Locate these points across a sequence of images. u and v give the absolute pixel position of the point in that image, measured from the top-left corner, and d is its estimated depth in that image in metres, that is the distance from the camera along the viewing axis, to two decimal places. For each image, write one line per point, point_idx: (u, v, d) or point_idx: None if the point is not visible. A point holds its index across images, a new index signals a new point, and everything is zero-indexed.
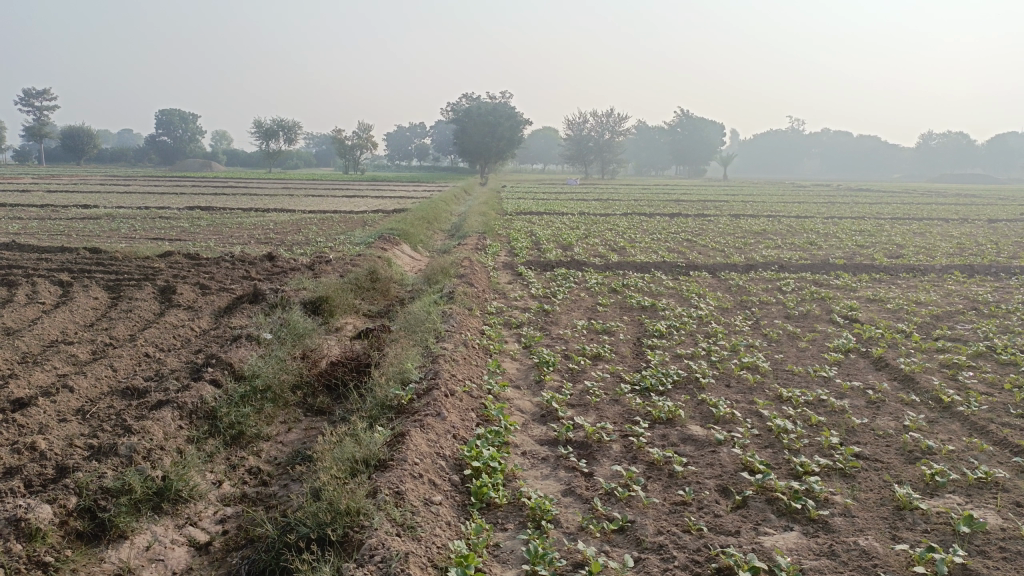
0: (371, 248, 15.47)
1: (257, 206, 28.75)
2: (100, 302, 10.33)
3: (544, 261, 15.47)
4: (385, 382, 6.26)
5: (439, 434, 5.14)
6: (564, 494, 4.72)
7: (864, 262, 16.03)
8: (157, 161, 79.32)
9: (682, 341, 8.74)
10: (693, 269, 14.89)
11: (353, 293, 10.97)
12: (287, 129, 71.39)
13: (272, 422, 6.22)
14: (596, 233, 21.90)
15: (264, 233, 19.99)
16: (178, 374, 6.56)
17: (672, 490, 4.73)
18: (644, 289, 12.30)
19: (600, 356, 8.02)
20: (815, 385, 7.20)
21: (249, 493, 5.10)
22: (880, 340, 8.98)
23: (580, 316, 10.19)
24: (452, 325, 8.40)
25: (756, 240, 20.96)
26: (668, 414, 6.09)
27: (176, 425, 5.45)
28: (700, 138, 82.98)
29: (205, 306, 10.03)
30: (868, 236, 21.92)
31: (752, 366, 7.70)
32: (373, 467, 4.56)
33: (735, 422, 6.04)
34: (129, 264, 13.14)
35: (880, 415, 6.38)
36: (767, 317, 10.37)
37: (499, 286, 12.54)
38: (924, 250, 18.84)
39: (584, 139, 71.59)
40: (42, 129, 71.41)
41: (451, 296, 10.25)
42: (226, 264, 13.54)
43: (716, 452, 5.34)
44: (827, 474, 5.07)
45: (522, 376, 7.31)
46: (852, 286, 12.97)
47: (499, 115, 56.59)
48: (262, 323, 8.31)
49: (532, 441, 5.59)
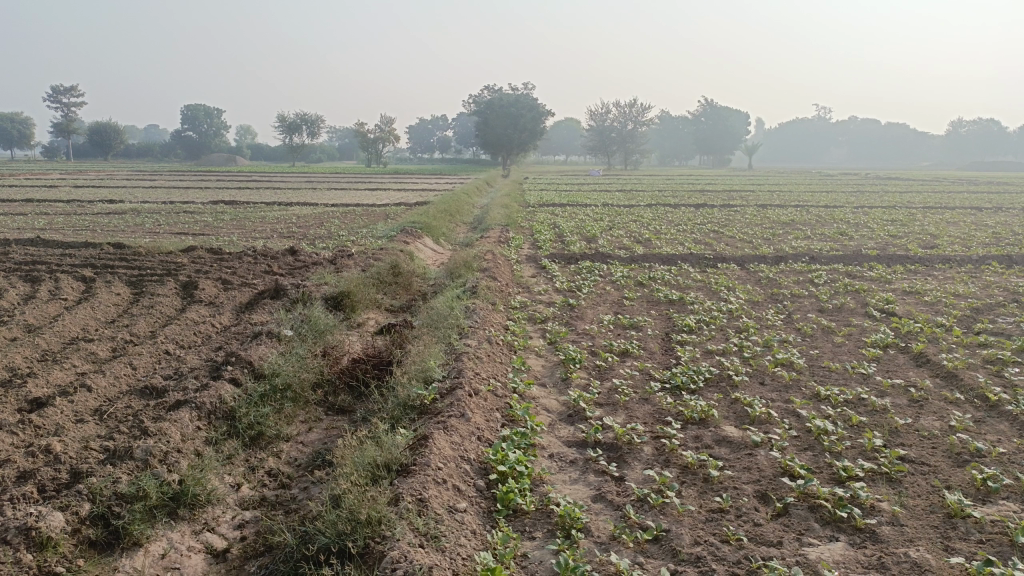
0: (393, 241, 15.32)
1: (280, 201, 28.74)
2: (122, 298, 10.28)
3: (568, 254, 15.24)
4: (408, 381, 6.07)
5: (463, 437, 4.95)
6: (594, 500, 4.51)
7: (897, 253, 15.59)
8: (181, 156, 79.95)
9: (713, 337, 8.47)
10: (721, 260, 14.57)
11: (375, 288, 10.82)
12: (309, 123, 71.59)
13: (292, 422, 6.07)
14: (621, 224, 21.60)
15: (287, 227, 19.95)
16: (197, 372, 6.43)
17: (708, 496, 4.50)
18: (671, 282, 12.02)
19: (628, 352, 7.78)
20: (854, 382, 6.91)
21: (269, 497, 4.95)
22: (919, 335, 8.64)
23: (606, 311, 9.96)
24: (476, 321, 8.22)
25: (785, 230, 20.52)
26: (701, 414, 5.84)
27: (195, 426, 5.32)
28: (725, 127, 81.94)
29: (226, 302, 9.91)
30: (901, 226, 21.38)
31: (787, 362, 7.43)
32: (396, 472, 4.38)
33: (771, 423, 5.78)
34: (151, 259, 13.10)
35: (923, 415, 6.08)
36: (800, 311, 10.06)
37: (523, 279, 12.33)
38: (959, 240, 18.32)
39: (607, 130, 71.00)
40: (69, 125, 72.27)
41: (474, 290, 10.06)
42: (249, 259, 13.44)
43: (753, 455, 5.09)
44: (872, 479, 4.80)
45: (548, 373, 7.10)
46: (886, 278, 12.58)
47: (521, 105, 56.29)
48: (283, 320, 8.17)
49: (559, 443, 5.38)
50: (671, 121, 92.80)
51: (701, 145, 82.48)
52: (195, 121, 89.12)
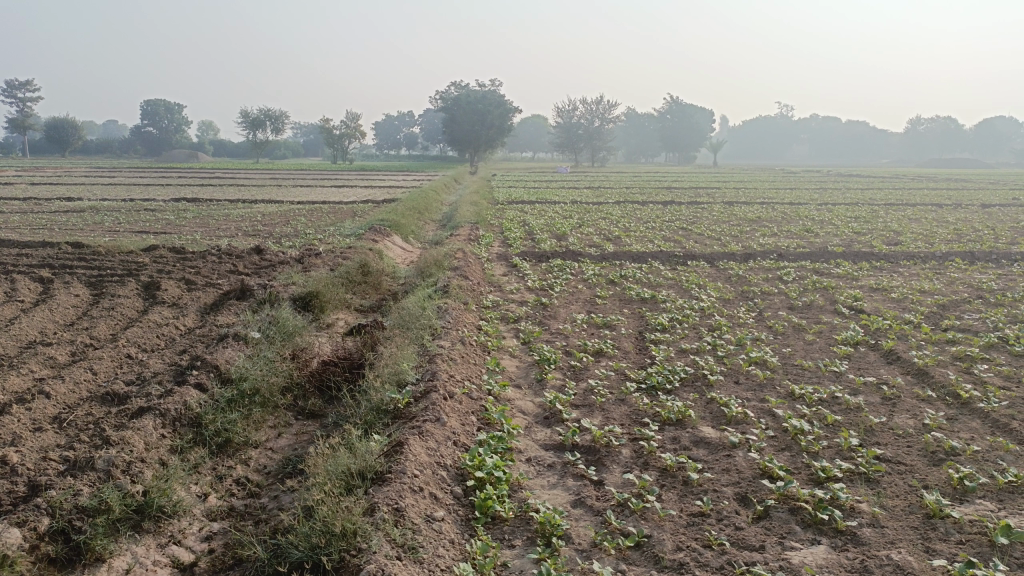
0: (361, 239, 15.11)
1: (245, 198, 28.29)
2: (81, 300, 9.97)
3: (539, 251, 15.17)
4: (380, 384, 5.93)
5: (439, 442, 4.83)
6: (574, 505, 4.44)
7: (863, 250, 15.79)
8: (142, 152, 78.38)
9: (686, 335, 8.45)
10: (691, 258, 14.63)
11: (344, 287, 10.63)
12: (274, 119, 70.58)
13: (261, 427, 5.90)
14: (590, 221, 21.60)
15: (252, 225, 19.59)
16: (161, 377, 6.21)
17: (689, 500, 4.45)
18: (643, 280, 12.01)
19: (602, 351, 7.73)
20: (828, 380, 6.93)
21: (238, 507, 4.79)
22: (889, 332, 8.72)
23: (579, 310, 9.90)
24: (448, 321, 8.09)
25: (753, 227, 20.69)
26: (678, 414, 5.80)
27: (159, 434, 5.13)
28: (691, 124, 82.60)
29: (190, 303, 9.66)
30: (865, 223, 21.70)
31: (761, 361, 7.43)
32: (370, 481, 4.25)
33: (748, 423, 5.76)
34: (112, 258, 12.75)
35: (897, 413, 6.12)
36: (771, 308, 10.11)
37: (494, 278, 12.24)
38: (922, 236, 18.62)
39: (574, 127, 71.12)
40: (26, 121, 70.38)
41: (446, 289, 9.94)
42: (213, 258, 13.15)
43: (732, 456, 5.06)
44: (850, 479, 4.80)
45: (522, 374, 7.00)
46: (854, 275, 12.72)
47: (488, 102, 56.15)
48: (250, 321, 7.96)
49: (536, 447, 5.30)
50: (637, 119, 93.31)
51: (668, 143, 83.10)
52: (156, 116, 87.29)
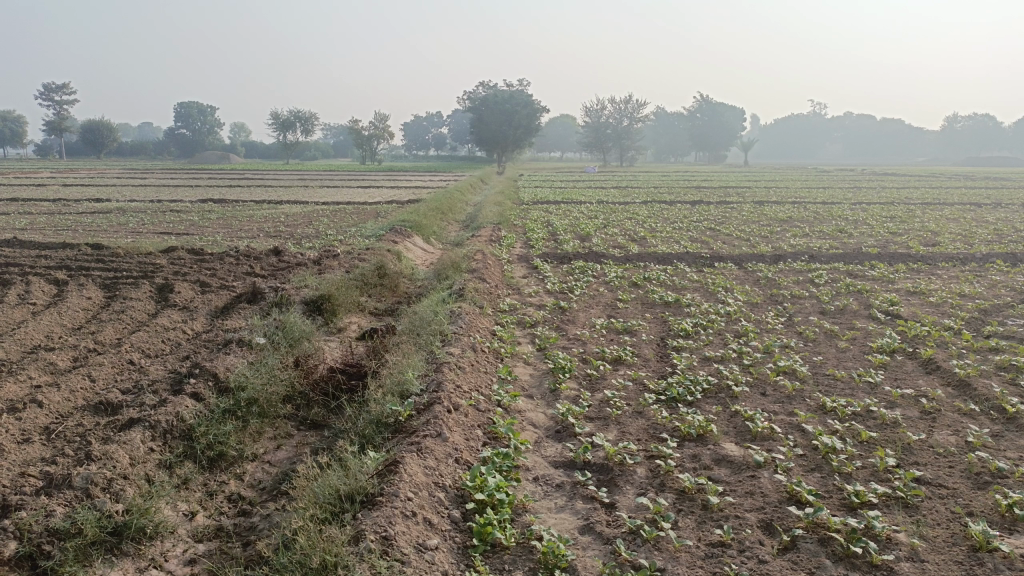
0: (381, 240, 14.86)
1: (270, 199, 28.26)
2: (93, 303, 9.81)
3: (561, 253, 14.80)
4: (382, 396, 5.63)
5: (439, 460, 4.52)
6: (581, 531, 4.09)
7: (899, 251, 15.20)
8: (175, 154, 79.37)
9: (711, 342, 8.03)
10: (718, 259, 14.17)
11: (359, 290, 10.38)
12: (303, 120, 70.98)
13: (259, 439, 5.63)
14: (615, 221, 21.19)
15: (274, 226, 19.46)
16: (158, 386, 5.97)
17: (708, 527, 4.08)
18: (667, 283, 11.61)
19: (621, 359, 7.35)
20: (861, 392, 6.49)
21: (227, 526, 4.52)
22: (927, 339, 8.23)
23: (599, 314, 9.53)
24: (461, 326, 7.77)
25: (783, 228, 20.13)
26: (699, 429, 5.41)
27: (147, 447, 4.88)
28: (721, 123, 81.50)
29: (201, 306, 9.46)
30: (901, 223, 20.99)
31: (789, 370, 7.00)
32: (359, 504, 3.95)
33: (774, 440, 5.35)
34: (129, 260, 12.64)
35: (936, 429, 5.67)
36: (801, 313, 9.65)
37: (513, 280, 11.91)
38: (961, 237, 17.93)
39: (602, 127, 70.49)
40: (63, 122, 71.49)
41: (461, 292, 9.63)
42: (231, 260, 12.99)
43: (756, 478, 4.67)
44: (886, 505, 4.38)
45: (536, 384, 6.67)
46: (889, 278, 12.18)
47: (516, 102, 55.81)
48: (256, 326, 7.70)
49: (545, 464, 4.95)
50: (667, 118, 92.33)
51: (697, 142, 82.14)
52: (188, 118, 88.15)
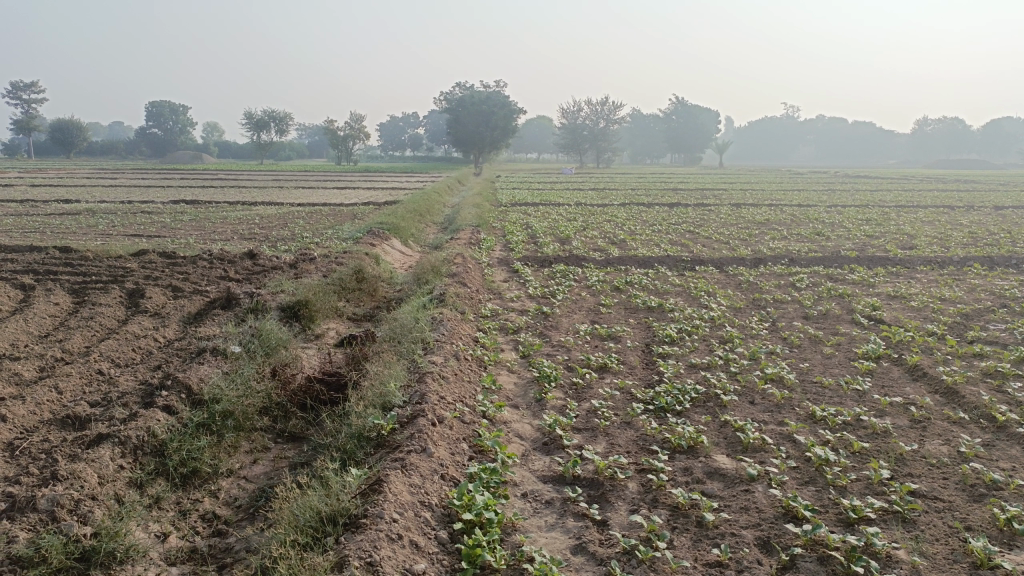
0: (358, 244, 14.63)
1: (245, 200, 27.82)
2: (61, 309, 9.49)
3: (541, 256, 14.67)
4: (364, 408, 5.44)
5: (424, 477, 4.34)
6: (573, 551, 3.95)
7: (878, 254, 15.26)
8: (148, 154, 78.18)
9: (696, 349, 7.93)
10: (699, 263, 14.12)
11: (337, 295, 10.16)
12: (278, 120, 70.23)
13: (235, 454, 5.42)
14: (595, 224, 21.10)
15: (249, 228, 19.13)
16: (128, 399, 5.71)
17: (704, 546, 3.95)
18: (649, 287, 11.51)
19: (607, 367, 7.23)
20: (850, 400, 6.41)
21: (201, 548, 4.32)
22: (912, 345, 8.19)
23: (582, 320, 9.40)
24: (443, 333, 7.59)
25: (761, 230, 20.17)
26: (689, 441, 5.29)
27: (116, 465, 4.64)
28: (696, 125, 81.91)
29: (173, 312, 9.17)
30: (877, 226, 21.12)
31: (777, 377, 6.91)
32: (343, 527, 3.76)
33: (766, 451, 5.24)
34: (99, 264, 12.30)
35: (928, 439, 5.60)
36: (785, 318, 9.59)
37: (494, 284, 11.75)
38: (937, 240, 18.06)
39: (579, 128, 70.53)
40: (31, 121, 70.14)
41: (441, 297, 9.45)
42: (204, 263, 12.70)
43: (750, 492, 4.55)
44: (883, 520, 4.29)
45: (521, 393, 6.51)
46: (869, 281, 12.19)
47: (493, 103, 55.63)
48: (231, 334, 7.46)
49: (532, 479, 4.80)
50: (643, 120, 92.70)
51: (673, 144, 82.59)
52: (160, 117, 86.85)
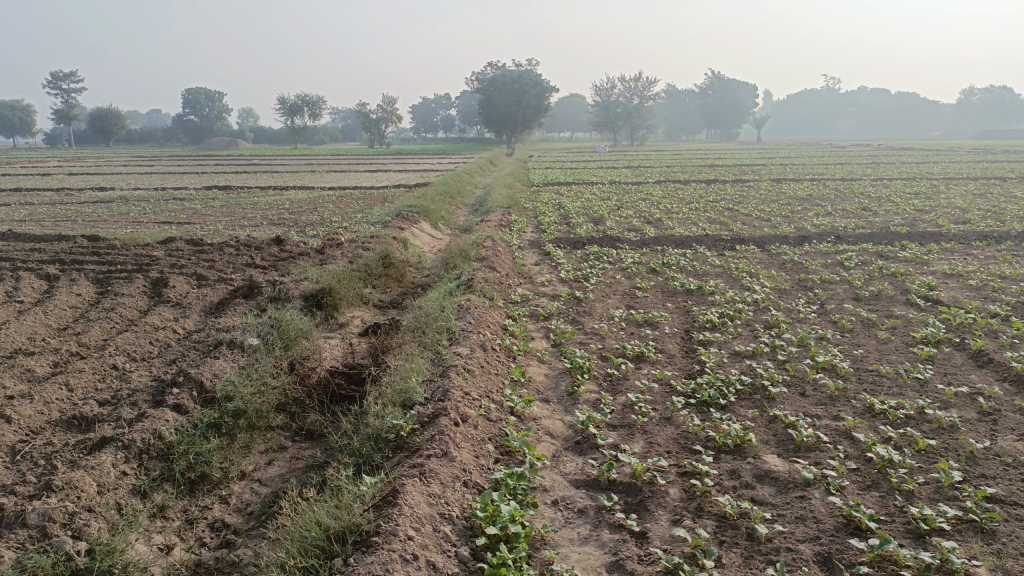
0: (386, 228, 14.28)
1: (276, 185, 27.67)
2: (83, 300, 9.29)
3: (574, 237, 14.20)
4: (383, 406, 5.08)
5: (444, 485, 3.97)
6: (608, 571, 3.55)
7: (929, 229, 14.47)
8: (184, 141, 78.86)
9: (739, 335, 7.43)
10: (740, 242, 13.53)
11: (362, 281, 9.83)
12: (311, 105, 70.23)
13: (248, 455, 5.12)
14: (629, 203, 20.51)
15: (278, 214, 18.91)
16: (138, 397, 5.44)
17: (756, 565, 3.52)
18: (687, 269, 11.00)
19: (644, 356, 6.77)
20: (910, 391, 5.88)
21: (206, 561, 4.02)
22: (974, 328, 7.58)
23: (617, 305, 8.94)
24: (469, 322, 7.19)
25: (803, 207, 19.39)
26: (735, 440, 4.84)
27: (118, 472, 4.38)
28: (732, 99, 80.01)
29: (195, 301, 8.90)
30: (926, 199, 20.16)
31: (829, 367, 6.40)
32: (352, 546, 3.43)
33: (821, 450, 4.77)
34: (126, 252, 12.15)
35: (1001, 434, 5.05)
36: (833, 300, 9.03)
37: (524, 268, 11.32)
38: (991, 213, 17.14)
39: (612, 106, 69.30)
40: (72, 111, 71.04)
41: (469, 282, 9.06)
42: (230, 250, 12.50)
43: (806, 499, 4.10)
44: (958, 532, 3.81)
45: (552, 386, 6.11)
46: (922, 259, 11.50)
47: (523, 82, 54.71)
48: (250, 325, 7.16)
49: (563, 484, 4.41)
50: (677, 95, 90.88)
51: (709, 119, 81.00)
52: (195, 105, 87.54)
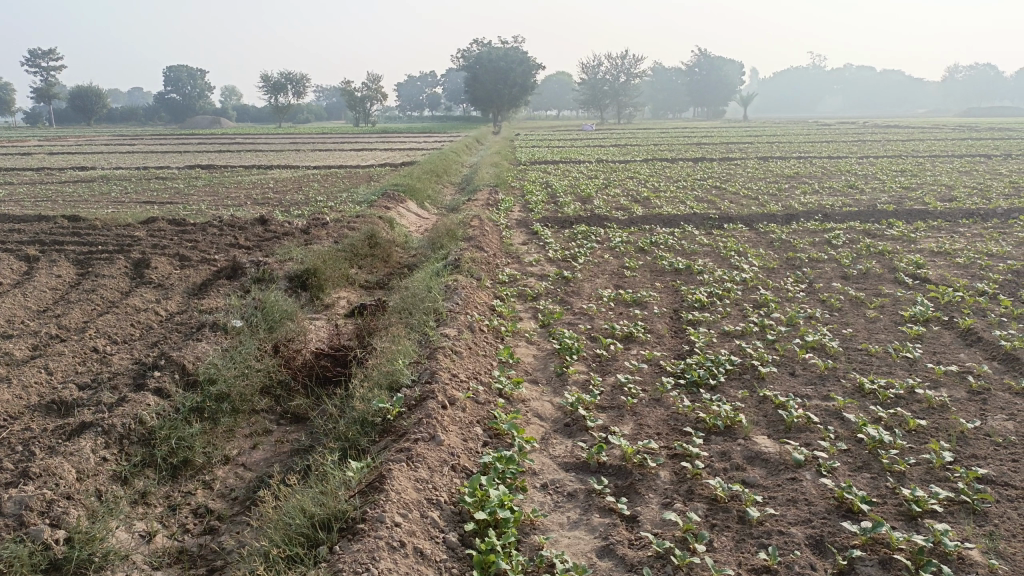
0: (372, 207, 14.13)
1: (260, 164, 27.33)
2: (64, 281, 9.12)
3: (562, 216, 14.11)
4: (370, 389, 5.01)
5: (432, 470, 3.90)
6: (599, 555, 3.50)
7: (916, 207, 14.48)
8: (167, 120, 77.78)
9: (728, 315, 7.39)
10: (728, 220, 13.49)
11: (348, 262, 9.71)
12: (295, 82, 69.36)
13: (232, 439, 5.04)
14: (617, 182, 20.40)
15: (262, 193, 18.68)
16: (118, 381, 5.33)
17: (749, 548, 3.49)
18: (676, 248, 10.95)
19: (633, 337, 6.72)
20: (900, 370, 5.86)
21: (189, 549, 3.95)
22: (962, 306, 7.57)
23: (605, 284, 8.88)
24: (457, 303, 7.11)
25: (791, 185, 19.36)
26: (726, 421, 4.80)
27: (98, 458, 4.28)
28: (719, 77, 79.71)
29: (178, 283, 8.76)
30: (912, 177, 20.18)
31: (818, 346, 6.37)
32: (338, 533, 3.36)
33: (812, 431, 4.74)
34: (107, 232, 11.95)
35: (990, 414, 5.04)
36: (822, 279, 9.00)
37: (512, 247, 11.23)
38: (977, 191, 17.17)
39: (599, 84, 68.89)
40: (51, 89, 69.84)
41: (456, 262, 8.97)
42: (214, 230, 12.31)
43: (797, 481, 4.07)
44: (950, 513, 3.79)
45: (540, 367, 6.05)
46: (910, 237, 11.50)
47: (510, 60, 54.24)
48: (234, 307, 7.04)
49: (553, 467, 4.35)
50: (665, 73, 90.43)
51: (696, 97, 80.80)
52: (178, 82, 86.31)
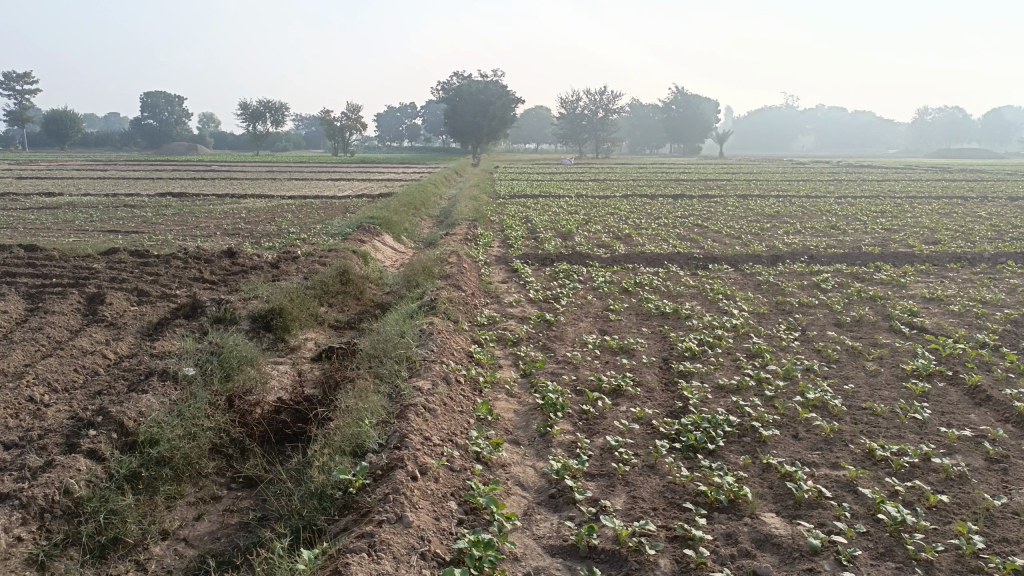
0: (346, 240, 13.63)
1: (234, 192, 26.66)
2: (9, 318, 8.45)
3: (542, 253, 13.70)
4: (331, 456, 4.47)
5: (398, 560, 3.37)
6: None
7: (902, 250, 14.22)
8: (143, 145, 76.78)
9: (721, 366, 6.94)
10: (712, 260, 13.16)
11: (318, 299, 9.17)
12: (274, 111, 68.93)
13: (174, 510, 4.46)
14: (597, 218, 20.07)
15: (233, 223, 18.07)
16: (49, 439, 4.75)
17: None
18: (661, 289, 10.54)
19: (621, 390, 6.23)
20: (910, 434, 5.41)
21: None
22: (965, 360, 7.18)
23: (589, 329, 8.42)
24: (431, 349, 6.57)
25: (773, 224, 19.16)
26: (729, 495, 4.32)
27: (11, 538, 3.71)
28: (696, 114, 80.54)
29: (132, 321, 8.14)
30: (893, 218, 20.07)
31: (820, 404, 5.93)
32: None
33: (824, 507, 4.27)
34: (63, 264, 11.28)
35: (1014, 487, 4.61)
36: (815, 326, 8.61)
37: (491, 286, 10.76)
38: (959, 233, 17.03)
39: (578, 118, 69.17)
40: (26, 112, 68.76)
41: (432, 302, 8.46)
42: (178, 262, 11.70)
43: (815, 572, 3.59)
44: None
45: (522, 425, 5.53)
46: (899, 282, 11.19)
47: (490, 93, 54.38)
48: (189, 351, 6.46)
49: (537, 552, 3.83)
50: (643, 110, 91.36)
51: (673, 133, 81.51)
52: (155, 108, 85.50)
